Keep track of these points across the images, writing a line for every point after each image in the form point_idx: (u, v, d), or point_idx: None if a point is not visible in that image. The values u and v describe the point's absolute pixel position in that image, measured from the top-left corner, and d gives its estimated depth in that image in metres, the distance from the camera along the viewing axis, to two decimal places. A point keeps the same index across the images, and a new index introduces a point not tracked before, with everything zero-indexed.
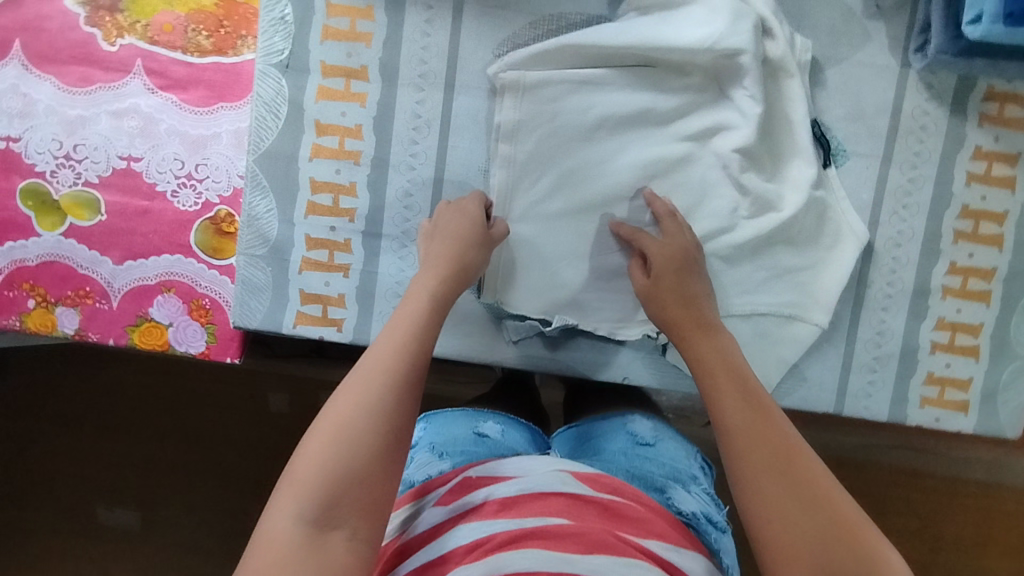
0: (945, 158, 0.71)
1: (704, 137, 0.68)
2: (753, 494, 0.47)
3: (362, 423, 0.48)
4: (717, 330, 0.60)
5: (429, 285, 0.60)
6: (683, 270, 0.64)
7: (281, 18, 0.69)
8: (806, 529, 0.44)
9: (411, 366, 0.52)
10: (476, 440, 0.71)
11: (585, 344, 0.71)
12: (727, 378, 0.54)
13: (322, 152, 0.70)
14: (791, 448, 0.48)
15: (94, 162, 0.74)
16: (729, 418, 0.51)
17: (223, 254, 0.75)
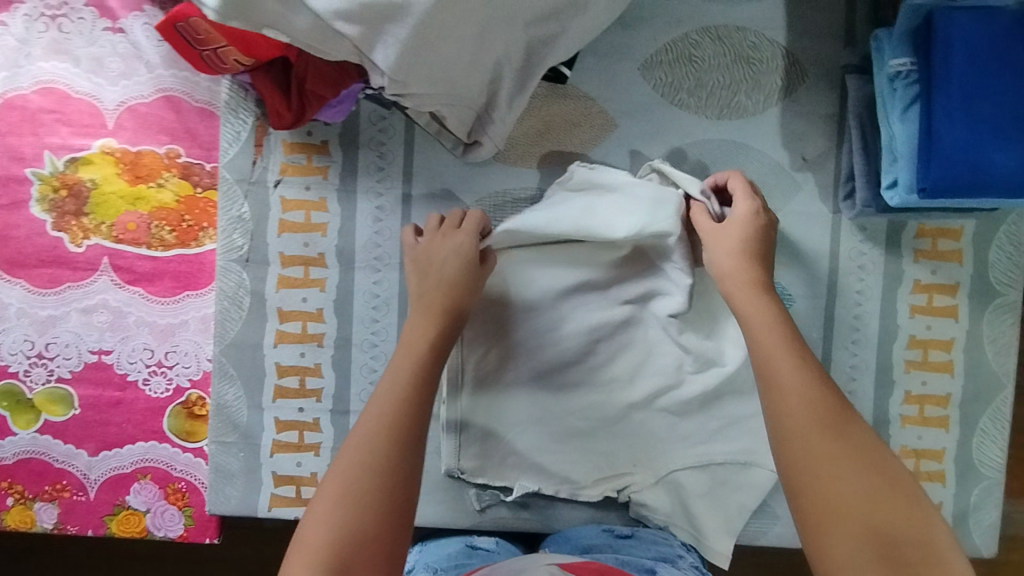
0: (886, 294, 0.73)
1: (642, 301, 0.71)
2: (789, 450, 0.49)
3: (366, 485, 0.50)
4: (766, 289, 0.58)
5: (426, 323, 0.60)
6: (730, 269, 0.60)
7: (239, 216, 0.72)
8: (858, 478, 0.47)
9: (406, 425, 0.53)
10: (470, 552, 0.70)
11: (547, 503, 0.75)
12: (783, 351, 0.53)
13: (286, 337, 0.72)
14: (845, 429, 0.50)
15: (65, 358, 0.76)
16: (784, 382, 0.51)
17: (196, 437, 0.77)
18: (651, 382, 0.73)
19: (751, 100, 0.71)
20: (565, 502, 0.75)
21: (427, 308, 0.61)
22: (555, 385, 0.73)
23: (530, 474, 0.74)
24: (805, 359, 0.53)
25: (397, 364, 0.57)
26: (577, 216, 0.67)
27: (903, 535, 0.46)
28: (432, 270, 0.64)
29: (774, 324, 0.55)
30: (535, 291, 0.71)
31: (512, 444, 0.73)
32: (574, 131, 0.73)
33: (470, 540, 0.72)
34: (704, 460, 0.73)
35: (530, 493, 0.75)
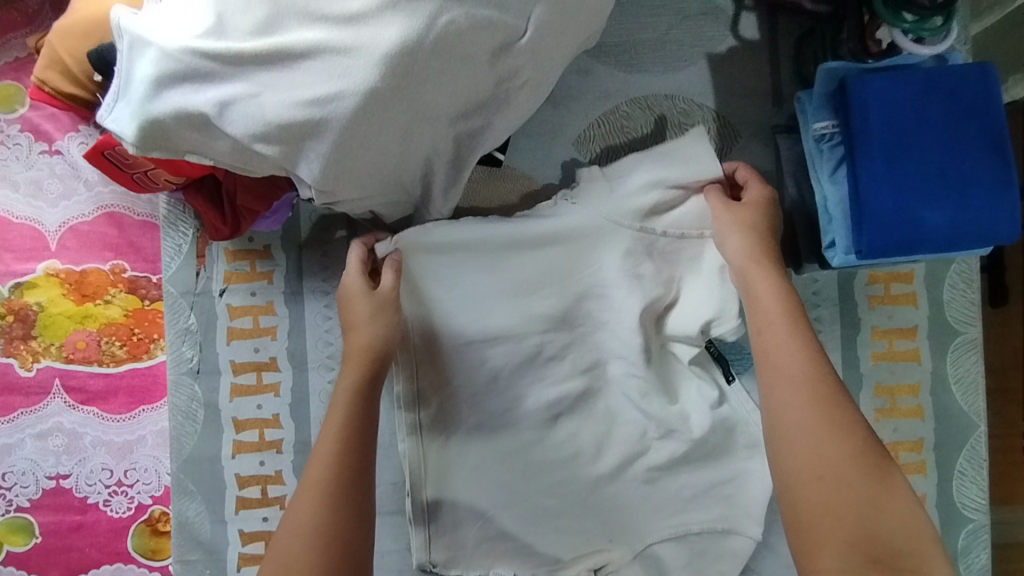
0: (845, 343, 0.72)
1: (595, 370, 0.73)
2: (796, 449, 0.56)
3: (300, 546, 0.56)
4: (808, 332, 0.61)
5: (351, 400, 0.62)
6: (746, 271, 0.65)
7: (187, 328, 0.71)
8: (847, 491, 0.54)
9: (340, 492, 0.58)
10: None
11: None
12: (806, 378, 0.58)
13: (243, 447, 0.71)
14: (854, 437, 0.56)
15: (23, 486, 0.75)
16: (792, 407, 0.58)
17: (161, 554, 0.75)
18: (618, 452, 0.72)
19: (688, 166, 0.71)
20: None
21: (347, 374, 0.63)
22: (523, 466, 0.71)
23: (507, 560, 0.71)
24: (835, 397, 0.57)
25: (331, 439, 0.60)
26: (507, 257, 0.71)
27: (885, 527, 0.52)
28: (354, 313, 0.66)
29: (801, 363, 0.59)
30: (489, 371, 0.71)
31: (484, 533, 0.71)
32: (516, 211, 0.73)
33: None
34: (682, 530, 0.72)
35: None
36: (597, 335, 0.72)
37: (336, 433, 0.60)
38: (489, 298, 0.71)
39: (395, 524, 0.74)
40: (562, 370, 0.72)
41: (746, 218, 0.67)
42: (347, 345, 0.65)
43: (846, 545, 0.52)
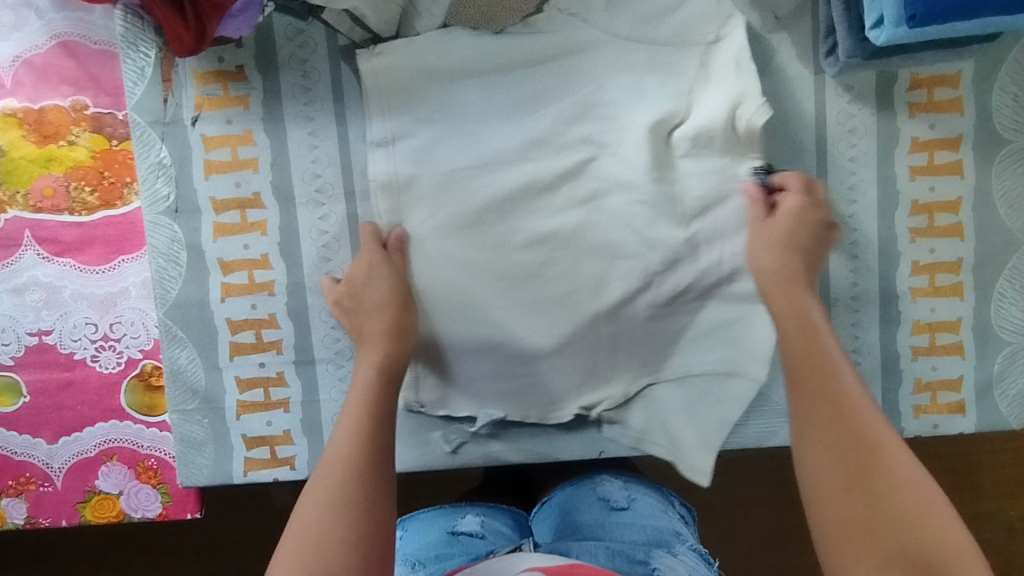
0: (882, 158, 0.66)
1: (596, 198, 0.66)
2: (814, 472, 0.49)
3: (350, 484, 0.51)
4: (806, 285, 0.60)
5: (381, 360, 0.60)
6: (761, 269, 0.62)
7: (158, 162, 0.64)
8: (830, 438, 0.50)
9: (377, 436, 0.55)
10: (451, 540, 0.71)
11: (519, 433, 0.71)
12: (793, 326, 0.57)
13: (233, 290, 0.66)
14: (826, 366, 0.54)
15: (4, 345, 0.70)
16: (781, 343, 0.57)
17: (157, 409, 0.72)
18: (622, 282, 0.66)
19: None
20: (536, 428, 0.71)
21: (369, 353, 0.61)
22: (521, 302, 0.66)
23: (497, 398, 0.69)
24: (807, 321, 0.57)
25: (363, 394, 0.58)
26: (497, 87, 0.65)
27: (864, 455, 0.48)
28: (363, 310, 0.62)
29: (783, 283, 0.60)
30: (478, 200, 0.65)
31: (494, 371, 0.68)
32: (516, 15, 0.65)
33: (453, 525, 0.73)
34: (699, 362, 0.69)
35: (496, 422, 0.70)
36: (601, 159, 0.66)
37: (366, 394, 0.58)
38: (471, 122, 0.65)
39: None
40: (559, 200, 0.66)
41: (805, 215, 0.62)
42: (366, 327, 0.62)
43: (838, 492, 0.48)
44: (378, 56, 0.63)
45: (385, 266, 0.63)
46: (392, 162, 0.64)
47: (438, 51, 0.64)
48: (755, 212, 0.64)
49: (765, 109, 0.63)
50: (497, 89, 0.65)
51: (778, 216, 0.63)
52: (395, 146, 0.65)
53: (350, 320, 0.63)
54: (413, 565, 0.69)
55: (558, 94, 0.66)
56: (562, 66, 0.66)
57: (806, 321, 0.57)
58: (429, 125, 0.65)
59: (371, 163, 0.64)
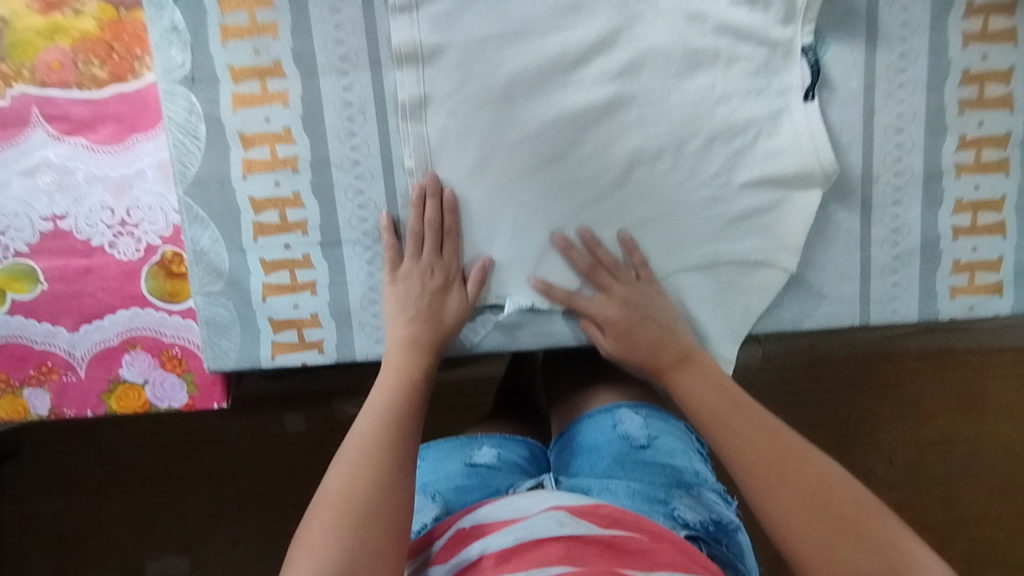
0: (934, 23, 0.63)
1: (631, 71, 0.63)
2: (775, 506, 0.55)
3: (367, 490, 0.54)
4: (691, 348, 0.65)
5: (409, 360, 0.63)
6: (631, 337, 0.66)
7: (173, 27, 0.61)
8: (759, 459, 0.57)
9: (399, 439, 0.58)
10: (469, 472, 0.71)
11: (546, 323, 0.68)
12: (708, 389, 0.63)
13: (255, 166, 0.64)
14: (750, 416, 0.61)
15: (18, 230, 0.68)
16: (697, 394, 0.63)
17: (180, 297, 0.70)
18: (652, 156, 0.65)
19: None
20: (564, 317, 0.68)
21: (395, 351, 0.63)
22: (549, 182, 0.65)
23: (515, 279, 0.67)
24: (739, 399, 0.62)
25: (386, 393, 0.61)
26: None
27: (768, 455, 0.57)
28: (415, 306, 0.64)
29: (677, 362, 0.65)
30: (508, 73, 0.63)
31: (526, 253, 0.66)
32: None
33: (470, 458, 0.73)
34: (735, 241, 0.66)
35: (523, 312, 0.67)
36: (637, 28, 0.63)
37: (397, 381, 0.62)
38: None
39: None
40: (590, 74, 0.63)
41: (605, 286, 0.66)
42: (413, 327, 0.63)
43: (788, 502, 0.54)
44: None
45: (449, 271, 0.65)
46: (416, 29, 0.61)
47: None
48: (579, 257, 0.66)
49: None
50: None
51: (614, 293, 0.66)
52: (420, 11, 0.61)
53: (404, 305, 0.64)
54: (431, 496, 0.69)
55: None
56: None
57: (718, 381, 0.64)
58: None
59: (395, 31, 0.61)
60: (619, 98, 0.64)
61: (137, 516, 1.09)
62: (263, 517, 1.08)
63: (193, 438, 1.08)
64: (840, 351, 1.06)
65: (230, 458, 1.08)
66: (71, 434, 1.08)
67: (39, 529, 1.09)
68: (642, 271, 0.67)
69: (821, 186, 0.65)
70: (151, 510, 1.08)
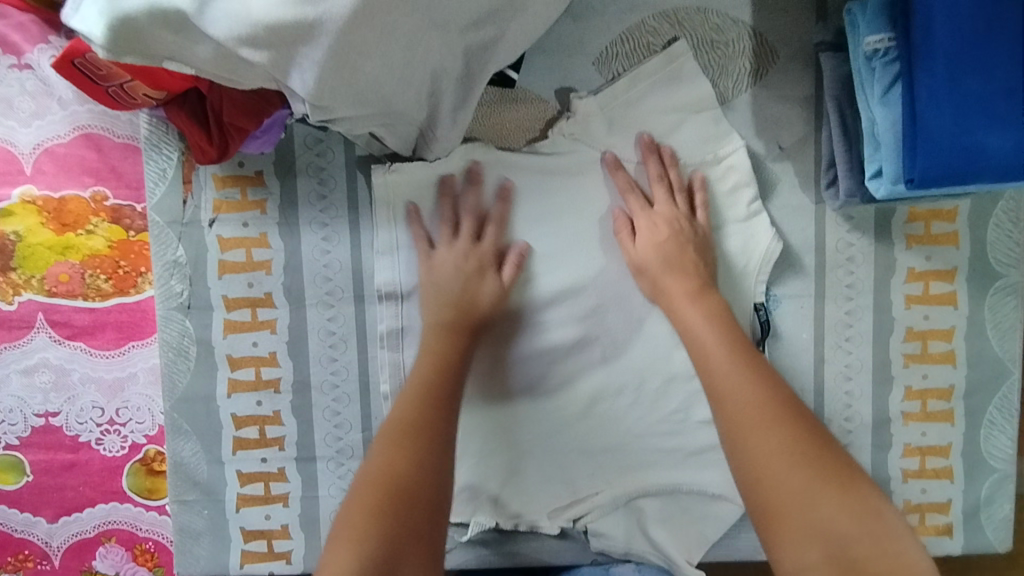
0: (878, 286, 0.68)
1: (594, 315, 0.68)
2: (747, 466, 0.53)
3: (404, 471, 0.53)
4: (709, 283, 0.64)
5: (445, 342, 0.63)
6: (681, 265, 0.64)
7: (175, 260, 0.66)
8: (787, 450, 0.52)
9: (432, 427, 0.57)
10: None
11: (509, 540, 0.70)
12: (712, 329, 0.61)
13: (239, 386, 0.67)
14: (776, 391, 0.56)
15: (11, 424, 0.72)
16: (722, 369, 0.58)
17: (158, 493, 0.72)
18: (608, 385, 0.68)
19: (702, 81, 0.65)
20: (527, 535, 0.70)
21: (433, 334, 0.63)
22: (517, 410, 0.69)
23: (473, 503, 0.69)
24: (746, 348, 0.59)
25: (423, 374, 0.61)
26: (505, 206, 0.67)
27: (802, 444, 0.53)
28: (450, 291, 0.64)
29: (689, 299, 0.63)
30: None
31: (492, 475, 0.69)
32: (526, 136, 0.67)
33: None
34: (692, 474, 0.70)
35: (487, 531, 0.70)
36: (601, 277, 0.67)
37: (432, 361, 0.62)
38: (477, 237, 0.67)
39: None
40: (557, 314, 0.68)
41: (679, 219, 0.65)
42: (451, 313, 0.64)
43: (803, 481, 0.51)
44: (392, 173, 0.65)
45: (483, 253, 0.65)
46: (396, 270, 0.67)
47: (456, 168, 0.66)
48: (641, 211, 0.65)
49: (775, 237, 0.66)
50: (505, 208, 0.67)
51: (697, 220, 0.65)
52: (402, 252, 0.67)
53: (438, 283, 0.64)
54: None
55: (565, 213, 0.67)
56: (566, 179, 0.67)
57: (723, 316, 0.62)
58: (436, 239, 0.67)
59: (377, 271, 0.67)
60: (583, 337, 0.68)
61: None
62: None
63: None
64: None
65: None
66: None
67: None
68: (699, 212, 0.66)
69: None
70: None
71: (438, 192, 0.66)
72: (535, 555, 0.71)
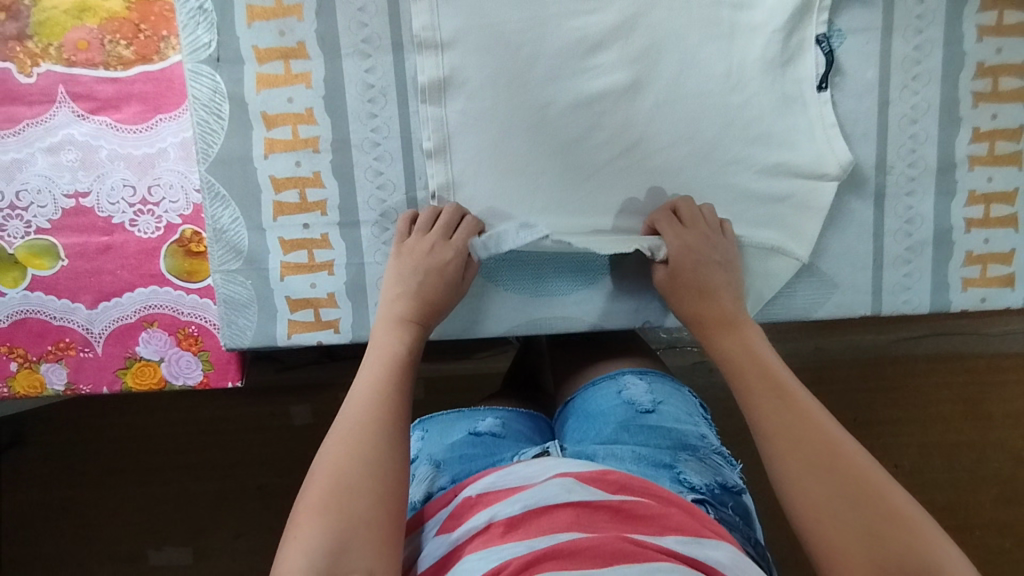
0: (951, 15, 0.64)
1: (646, 58, 0.63)
2: (792, 495, 0.50)
3: (354, 468, 0.50)
4: (711, 291, 0.63)
5: (397, 337, 0.60)
6: (700, 312, 0.63)
7: (200, 6, 0.62)
8: (820, 477, 0.49)
9: (382, 425, 0.53)
10: (474, 440, 0.69)
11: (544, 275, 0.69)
12: (744, 354, 0.60)
13: (277, 146, 0.65)
14: (804, 409, 0.53)
15: (40, 206, 0.69)
16: (761, 409, 0.55)
17: (199, 275, 0.70)
18: (663, 136, 0.64)
19: None
20: (578, 297, 0.69)
21: (382, 335, 0.61)
22: (569, 166, 0.65)
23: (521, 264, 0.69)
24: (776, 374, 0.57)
25: (376, 366, 0.58)
26: None
27: (824, 460, 0.50)
28: (419, 291, 0.62)
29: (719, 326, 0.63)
30: (531, 57, 0.63)
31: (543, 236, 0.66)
32: None
33: (474, 427, 0.71)
34: (749, 231, 0.67)
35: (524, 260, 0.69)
36: (651, 16, 0.63)
37: (393, 335, 0.61)
38: None
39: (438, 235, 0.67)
40: (605, 60, 0.63)
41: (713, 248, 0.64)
42: (403, 309, 0.62)
43: (835, 506, 0.48)
44: None
45: (449, 270, 0.63)
46: (435, 12, 0.62)
47: None
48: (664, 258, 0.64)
49: None
50: None
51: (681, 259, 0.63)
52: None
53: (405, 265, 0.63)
54: (436, 465, 0.67)
55: None
56: None
57: (760, 350, 0.60)
58: None
59: (414, 14, 0.62)
60: (634, 84, 0.64)
61: (145, 502, 1.10)
62: (263, 506, 1.08)
63: (203, 422, 1.10)
64: (848, 351, 1.05)
65: (230, 446, 1.09)
66: (88, 417, 1.11)
67: (49, 510, 1.10)
68: (725, 229, 0.65)
69: (833, 180, 0.65)
70: (157, 498, 1.10)
71: (403, 220, 0.65)
72: (572, 325, 0.69)
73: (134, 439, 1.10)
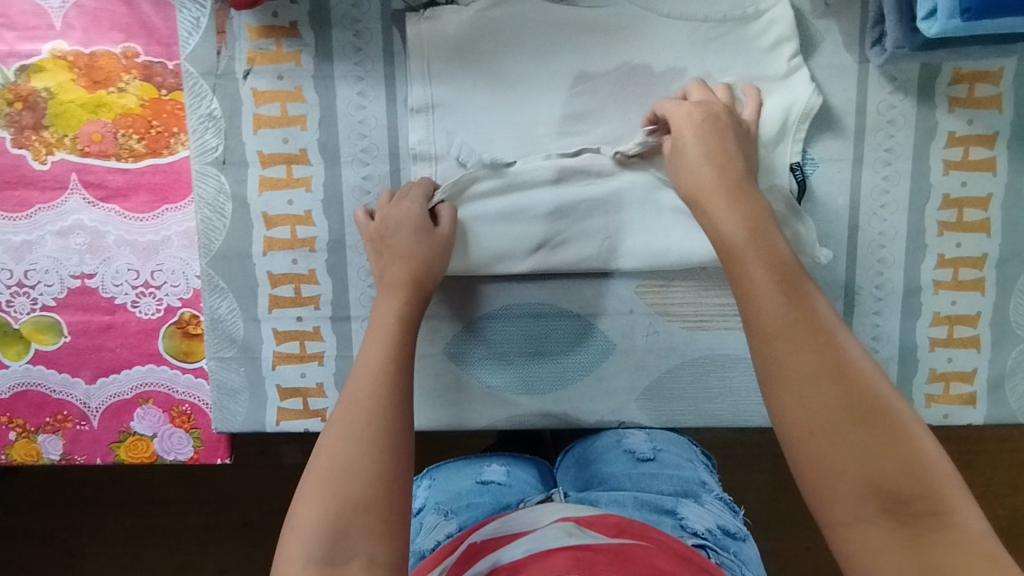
0: (919, 149, 0.68)
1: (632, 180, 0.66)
2: (786, 411, 0.46)
3: (352, 450, 0.52)
4: (733, 165, 0.58)
5: (398, 302, 0.61)
6: (699, 195, 0.58)
7: (209, 113, 0.66)
8: (820, 390, 0.46)
9: (380, 398, 0.55)
10: (480, 489, 0.72)
11: (517, 361, 0.71)
12: (747, 221, 0.55)
13: (275, 244, 0.68)
14: (809, 316, 0.49)
15: (47, 285, 0.72)
16: (765, 311, 0.50)
17: (195, 356, 0.73)
18: (643, 253, 0.67)
19: None
20: (557, 396, 0.72)
21: (387, 302, 0.61)
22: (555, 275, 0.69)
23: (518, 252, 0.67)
24: (781, 265, 0.52)
25: (379, 334, 0.59)
26: (544, 61, 0.66)
27: (825, 368, 0.47)
28: (391, 248, 0.63)
29: (731, 189, 0.57)
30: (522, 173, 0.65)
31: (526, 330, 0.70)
32: None
33: (480, 475, 0.74)
34: (718, 342, 0.71)
35: (498, 349, 0.71)
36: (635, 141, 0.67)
37: (394, 297, 0.61)
38: (513, 92, 0.66)
39: (426, 331, 0.71)
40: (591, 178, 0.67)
41: (724, 135, 0.59)
42: (392, 275, 0.62)
43: (831, 421, 0.45)
44: (430, 21, 0.64)
45: (414, 218, 0.63)
46: (431, 129, 0.66)
47: (501, 16, 0.65)
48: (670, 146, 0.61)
49: (815, 92, 0.66)
50: (545, 65, 0.66)
51: (694, 147, 0.59)
52: (436, 113, 0.65)
53: (372, 234, 0.64)
54: (445, 513, 0.70)
55: (602, 73, 0.66)
56: (608, 38, 0.66)
57: (767, 228, 0.55)
58: (472, 96, 0.66)
59: (412, 130, 0.66)
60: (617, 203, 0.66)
61: (124, 539, 1.06)
62: (250, 549, 1.05)
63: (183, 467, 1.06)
64: None
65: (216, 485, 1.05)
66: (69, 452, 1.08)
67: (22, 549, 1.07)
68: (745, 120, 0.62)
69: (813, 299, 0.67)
70: (138, 536, 1.06)
71: (358, 214, 0.65)
72: (549, 421, 0.72)
73: (113, 475, 1.06)
